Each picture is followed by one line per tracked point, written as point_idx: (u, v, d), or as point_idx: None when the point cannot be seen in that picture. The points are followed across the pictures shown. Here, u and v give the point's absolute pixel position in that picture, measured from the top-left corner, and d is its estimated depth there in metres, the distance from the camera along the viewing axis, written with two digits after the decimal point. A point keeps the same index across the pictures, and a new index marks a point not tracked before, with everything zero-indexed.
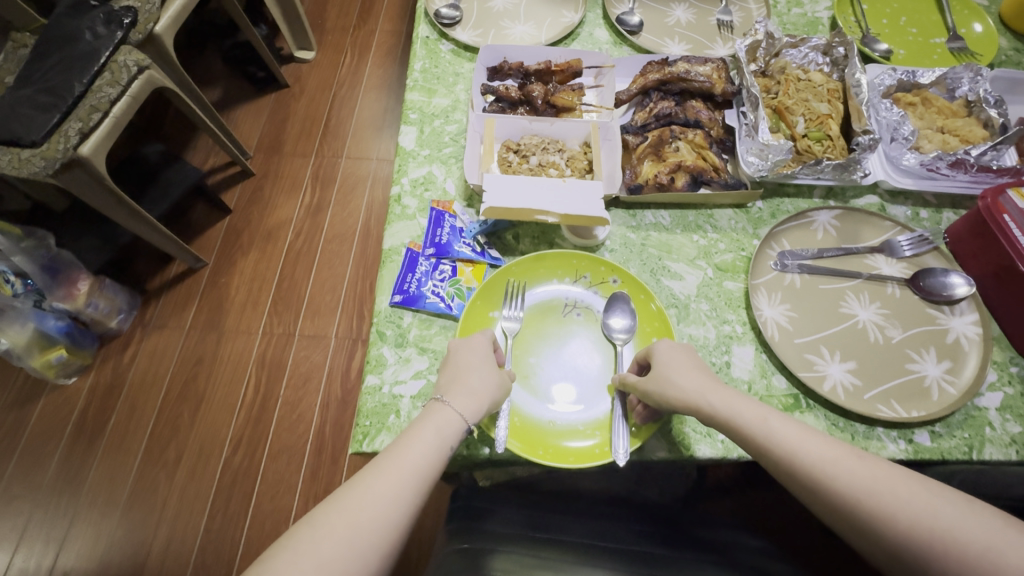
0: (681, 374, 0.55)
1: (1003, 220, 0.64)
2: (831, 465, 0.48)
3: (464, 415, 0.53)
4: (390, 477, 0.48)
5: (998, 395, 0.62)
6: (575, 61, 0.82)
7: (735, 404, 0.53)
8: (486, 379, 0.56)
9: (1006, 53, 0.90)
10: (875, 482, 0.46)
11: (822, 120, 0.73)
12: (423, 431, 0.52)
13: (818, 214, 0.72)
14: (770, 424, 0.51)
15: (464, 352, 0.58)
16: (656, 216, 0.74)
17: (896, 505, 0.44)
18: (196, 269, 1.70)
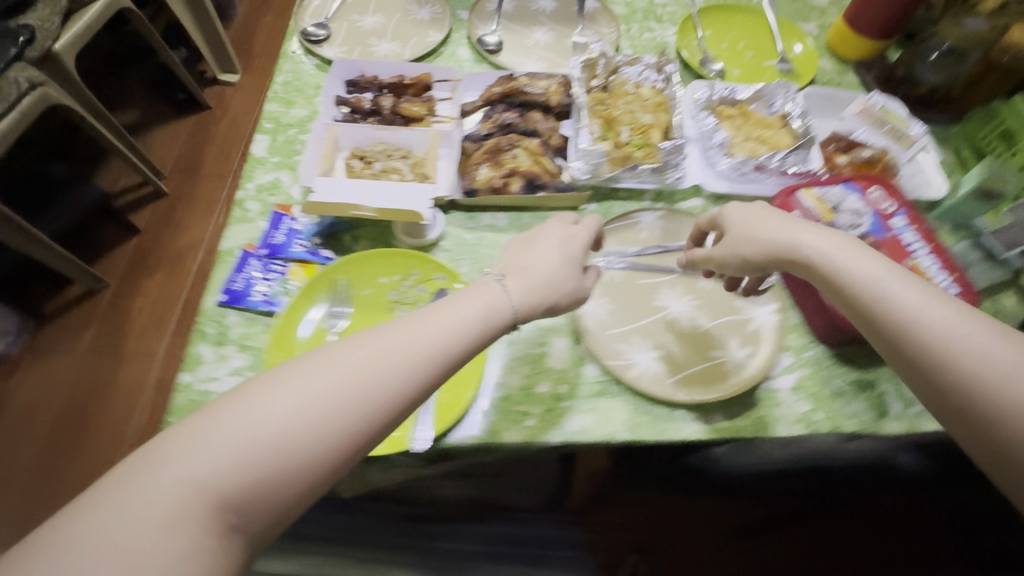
0: (801, 223, 0.59)
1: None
2: (917, 304, 0.49)
3: (514, 304, 0.54)
4: (394, 356, 0.46)
5: (791, 376, 0.67)
6: (426, 75, 0.86)
7: (841, 254, 0.55)
8: (551, 269, 0.57)
9: (829, 75, 1.00)
10: (948, 321, 0.47)
11: (644, 129, 0.79)
12: (466, 303, 0.52)
13: (642, 215, 0.77)
14: (870, 267, 0.53)
15: (528, 249, 0.59)
16: (492, 218, 0.77)
17: (950, 341, 0.46)
18: (97, 290, 1.64)
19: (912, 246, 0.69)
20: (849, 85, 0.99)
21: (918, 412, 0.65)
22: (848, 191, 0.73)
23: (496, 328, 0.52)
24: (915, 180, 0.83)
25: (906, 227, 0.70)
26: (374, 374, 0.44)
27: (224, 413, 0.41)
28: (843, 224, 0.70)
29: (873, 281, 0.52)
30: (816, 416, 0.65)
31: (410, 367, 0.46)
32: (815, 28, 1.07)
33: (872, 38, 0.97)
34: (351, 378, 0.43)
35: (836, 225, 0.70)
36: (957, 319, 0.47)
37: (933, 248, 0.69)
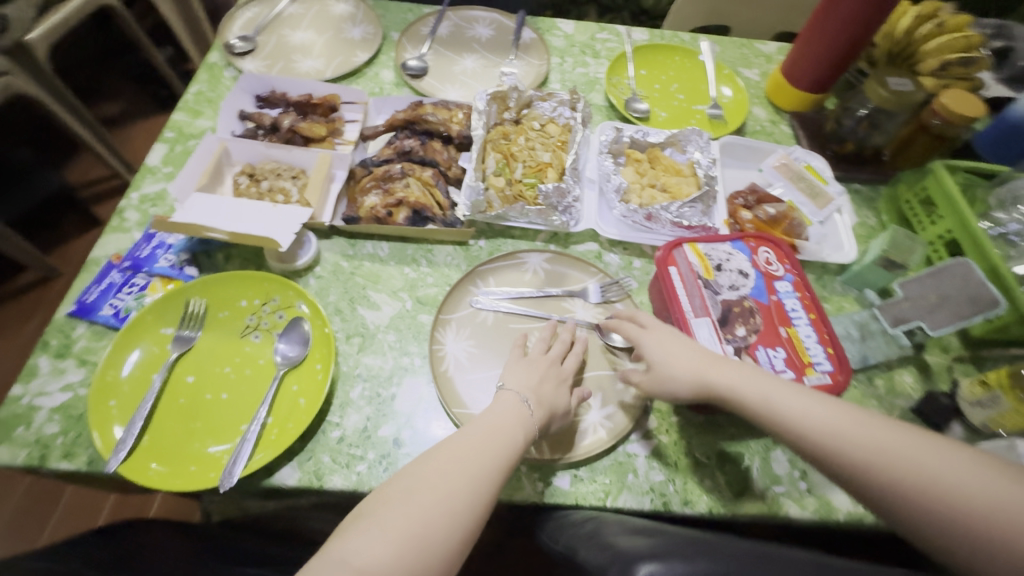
0: (694, 353, 0.58)
1: (670, 273, 0.67)
2: (840, 445, 0.48)
3: (537, 421, 0.56)
4: (462, 462, 0.49)
5: (651, 442, 0.63)
6: (335, 96, 0.85)
7: (748, 386, 0.54)
8: (556, 397, 0.60)
9: (761, 124, 0.97)
10: (872, 452, 0.46)
11: (541, 168, 0.78)
12: (502, 418, 0.55)
13: (529, 257, 0.75)
14: (792, 405, 0.52)
15: (523, 369, 0.62)
16: (375, 247, 0.76)
17: (897, 474, 0.45)
18: (51, 278, 1.58)
19: (794, 314, 0.65)
20: (781, 135, 0.96)
21: (779, 492, 0.61)
22: (737, 250, 0.70)
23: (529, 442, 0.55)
24: (825, 242, 0.80)
25: (792, 293, 0.67)
26: (451, 479, 0.48)
27: (356, 526, 0.44)
28: (724, 284, 0.67)
29: (804, 417, 0.50)
30: (669, 487, 0.61)
31: (486, 476, 0.49)
32: (756, 74, 1.04)
33: (805, 90, 0.95)
34: (471, 475, 0.48)
35: (717, 284, 0.67)
36: (902, 446, 0.46)
37: (815, 318, 0.65)
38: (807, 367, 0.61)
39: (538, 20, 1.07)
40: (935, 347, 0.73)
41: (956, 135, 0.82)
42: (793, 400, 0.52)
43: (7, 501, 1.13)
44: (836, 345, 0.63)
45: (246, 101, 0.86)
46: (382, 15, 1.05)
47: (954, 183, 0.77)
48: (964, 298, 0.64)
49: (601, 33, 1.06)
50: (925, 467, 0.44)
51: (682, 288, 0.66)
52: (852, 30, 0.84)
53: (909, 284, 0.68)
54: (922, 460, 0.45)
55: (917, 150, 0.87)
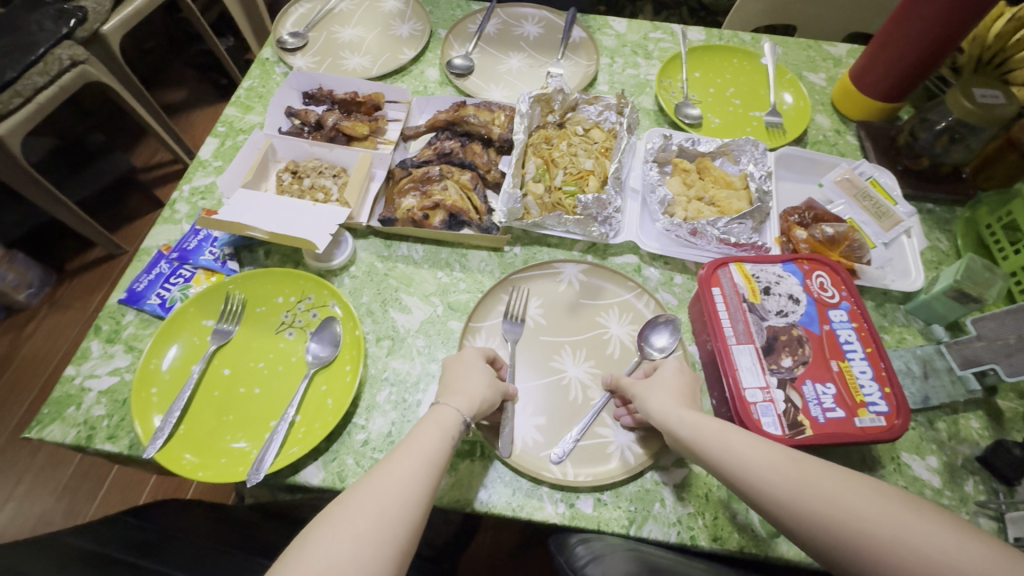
0: (661, 397, 0.55)
1: (713, 294, 0.63)
2: (772, 482, 0.44)
3: (461, 409, 0.53)
4: (387, 488, 0.45)
5: (681, 471, 0.60)
6: (378, 95, 0.86)
7: (693, 423, 0.51)
8: (475, 386, 0.56)
9: (824, 133, 0.90)
10: (803, 490, 0.43)
11: (582, 176, 0.75)
12: (425, 430, 0.51)
13: (564, 267, 0.73)
14: (732, 442, 0.48)
15: (454, 365, 0.59)
16: (410, 249, 0.76)
17: (831, 517, 0.41)
18: (117, 255, 1.63)
19: (848, 346, 0.61)
20: (846, 146, 0.89)
21: None
22: (788, 273, 0.65)
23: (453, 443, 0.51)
24: (888, 267, 0.74)
25: (846, 323, 0.62)
26: (375, 512, 0.43)
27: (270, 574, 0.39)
28: (771, 310, 0.63)
29: (738, 462, 0.46)
30: (698, 521, 0.58)
31: (412, 499, 0.45)
32: (822, 78, 0.97)
33: (878, 99, 0.87)
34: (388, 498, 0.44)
35: (764, 309, 0.62)
36: (839, 490, 0.42)
37: (870, 351, 0.60)
38: (859, 407, 0.57)
39: (589, 17, 1.04)
40: (1010, 390, 0.67)
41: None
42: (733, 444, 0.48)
43: (57, 480, 1.22)
44: (893, 384, 0.58)
45: (293, 97, 0.87)
46: (431, 11, 1.04)
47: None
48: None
49: (655, 33, 1.02)
50: (857, 508, 0.40)
51: (724, 311, 0.62)
52: (939, 31, 0.75)
53: (983, 322, 0.61)
54: (859, 501, 0.41)
55: (1002, 168, 0.79)
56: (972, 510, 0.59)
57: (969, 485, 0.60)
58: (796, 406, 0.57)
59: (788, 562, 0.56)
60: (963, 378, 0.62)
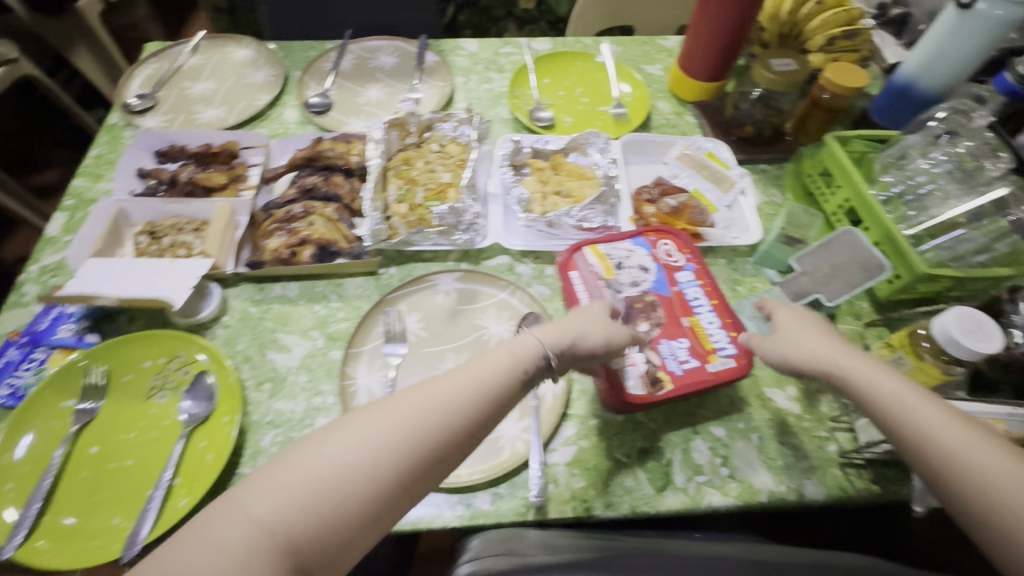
0: (813, 339, 0.54)
1: (572, 277, 0.67)
2: (907, 409, 0.46)
3: (542, 339, 0.54)
4: (421, 405, 0.45)
5: (571, 449, 0.63)
6: (233, 143, 0.85)
7: (850, 360, 0.51)
8: (583, 325, 0.57)
9: (666, 117, 0.99)
10: (924, 427, 0.45)
11: (442, 189, 0.79)
12: (495, 354, 0.51)
13: (439, 278, 0.75)
14: (875, 372, 0.50)
15: (574, 310, 0.60)
16: (284, 288, 0.75)
17: (937, 451, 0.44)
18: None
19: (696, 302, 0.66)
20: (687, 125, 0.98)
21: (701, 482, 0.61)
22: (636, 246, 0.71)
23: (525, 369, 0.52)
24: (731, 226, 0.81)
25: (692, 282, 0.68)
26: (394, 426, 0.43)
27: (288, 455, 0.41)
28: (625, 282, 0.68)
29: (879, 391, 0.48)
30: (591, 493, 0.60)
31: (444, 423, 0.45)
32: (659, 69, 1.06)
33: (707, 79, 0.96)
34: (402, 418, 0.43)
35: (618, 283, 0.67)
36: (951, 424, 0.45)
37: (714, 303, 0.66)
38: (710, 353, 0.62)
39: (441, 42, 1.09)
40: (848, 315, 0.75)
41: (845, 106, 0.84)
42: (895, 376, 0.50)
43: None
44: (737, 327, 0.64)
45: (144, 158, 0.85)
46: (286, 56, 1.05)
47: (844, 158, 0.79)
48: (853, 265, 0.64)
49: (504, 48, 1.08)
50: (960, 446, 0.43)
51: (584, 290, 0.66)
52: (736, 10, 0.84)
53: (803, 258, 0.68)
54: (956, 441, 0.43)
55: (815, 125, 0.89)
56: (829, 427, 0.65)
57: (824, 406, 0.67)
58: (655, 364, 0.62)
59: (677, 512, 0.60)
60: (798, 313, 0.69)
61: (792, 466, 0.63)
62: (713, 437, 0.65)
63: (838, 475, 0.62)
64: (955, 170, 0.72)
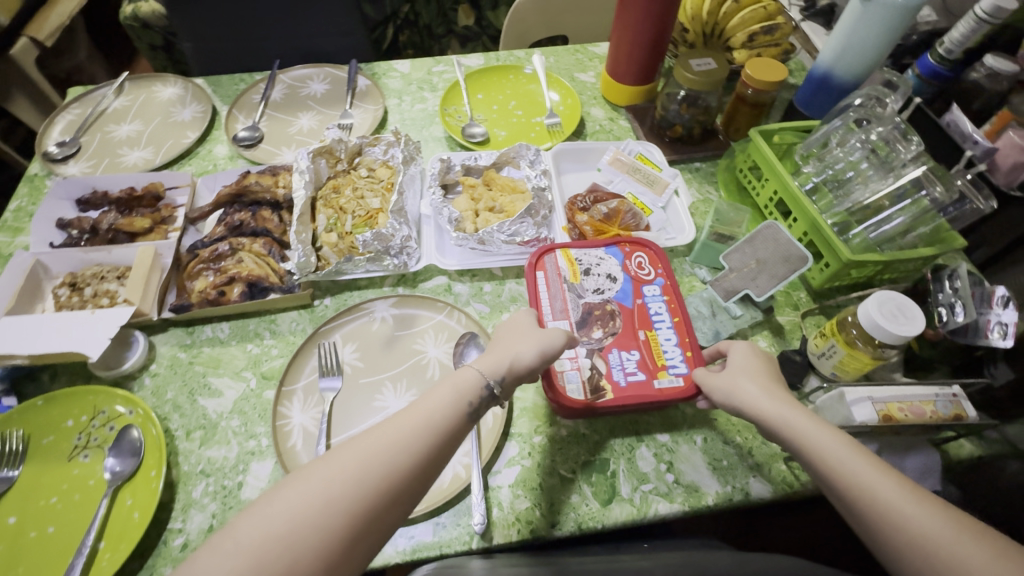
0: (755, 381, 0.53)
1: (538, 277, 0.69)
2: (846, 467, 0.45)
3: (482, 370, 0.53)
4: (366, 456, 0.44)
5: (514, 469, 0.62)
6: (156, 184, 0.83)
7: (780, 407, 0.51)
8: (520, 342, 0.56)
9: (600, 123, 0.99)
10: (863, 491, 0.44)
11: (371, 215, 0.78)
12: (439, 390, 0.51)
13: (375, 306, 0.73)
14: (818, 430, 0.48)
15: (507, 327, 0.59)
16: (214, 329, 0.73)
17: (878, 519, 0.43)
18: None
19: (657, 318, 0.66)
20: (621, 130, 0.99)
21: (647, 490, 0.61)
22: (609, 255, 0.71)
23: (470, 404, 0.51)
24: (666, 227, 0.81)
25: (658, 297, 0.68)
26: (342, 481, 0.43)
27: (240, 520, 0.41)
28: (589, 288, 0.68)
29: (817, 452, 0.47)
30: (536, 513, 0.59)
31: (387, 473, 0.44)
32: (591, 76, 1.07)
33: (635, 84, 0.98)
34: (347, 470, 0.43)
35: (583, 288, 0.68)
36: (890, 485, 0.43)
37: (676, 321, 0.66)
38: (660, 370, 0.62)
39: (373, 65, 1.08)
40: (786, 307, 0.75)
41: (768, 101, 0.85)
42: (833, 432, 0.48)
43: None
44: (693, 347, 0.63)
45: (65, 207, 0.83)
46: (214, 90, 1.03)
47: (769, 149, 0.80)
48: (777, 258, 0.65)
49: (437, 67, 1.08)
50: (903, 513, 0.42)
51: (547, 291, 0.68)
52: (653, 13, 0.85)
53: (731, 254, 0.69)
54: (896, 506, 0.42)
55: (743, 120, 0.91)
56: None
57: None
58: (600, 372, 0.62)
59: (623, 524, 0.59)
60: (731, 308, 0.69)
61: (737, 466, 0.62)
62: (656, 443, 0.64)
63: (783, 470, 0.62)
64: (871, 156, 0.73)
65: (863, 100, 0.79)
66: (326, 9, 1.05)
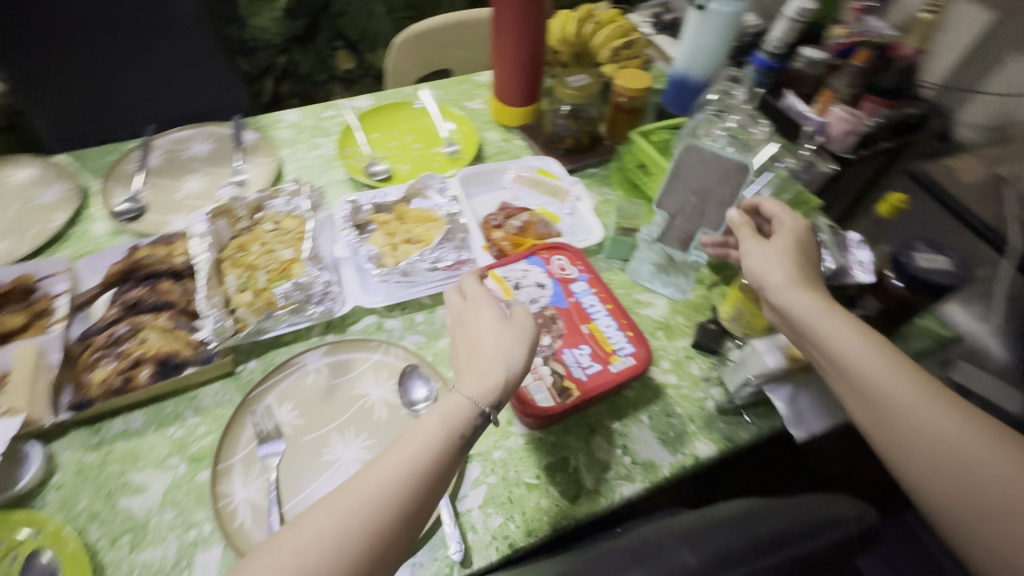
0: (780, 278, 0.62)
1: None
2: (893, 399, 0.54)
3: (473, 395, 0.53)
4: (364, 494, 0.46)
5: (481, 489, 0.62)
6: (26, 276, 0.74)
7: (842, 336, 0.58)
8: (505, 345, 0.57)
9: (497, 145, 1.04)
10: (908, 416, 0.53)
11: (285, 267, 0.76)
12: (427, 421, 0.52)
13: (307, 358, 0.71)
14: (877, 367, 0.56)
15: (474, 324, 0.60)
16: (126, 420, 0.66)
17: (923, 439, 0.52)
18: None
19: (593, 310, 0.71)
20: (517, 148, 1.04)
21: (610, 476, 0.63)
22: (531, 265, 0.75)
23: (462, 433, 0.52)
24: (575, 229, 0.87)
25: (587, 291, 0.73)
26: (343, 517, 0.45)
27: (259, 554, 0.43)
28: (524, 300, 0.71)
29: (878, 383, 0.55)
30: (511, 526, 0.59)
31: (383, 511, 0.46)
32: (479, 102, 1.12)
33: (522, 105, 1.04)
34: (344, 512, 0.45)
35: (518, 301, 0.71)
36: (932, 412, 0.53)
37: (608, 306, 0.71)
38: (611, 355, 0.67)
39: (258, 118, 1.05)
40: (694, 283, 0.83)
41: (640, 105, 0.95)
42: (892, 367, 0.56)
43: None
44: (631, 327, 0.69)
45: None
46: (80, 166, 0.95)
47: (651, 150, 0.89)
48: (715, 181, 0.72)
49: (326, 112, 1.08)
50: (942, 435, 0.52)
51: None
52: (530, 40, 0.93)
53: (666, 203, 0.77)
54: (939, 430, 0.52)
55: (624, 124, 1.00)
56: (704, 387, 0.72)
57: (695, 368, 0.73)
58: (561, 374, 0.65)
59: (595, 514, 0.61)
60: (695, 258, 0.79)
61: (683, 434, 0.67)
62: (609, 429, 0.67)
63: (722, 427, 0.68)
64: None
65: (716, 98, 0.91)
66: (197, 68, 1.02)
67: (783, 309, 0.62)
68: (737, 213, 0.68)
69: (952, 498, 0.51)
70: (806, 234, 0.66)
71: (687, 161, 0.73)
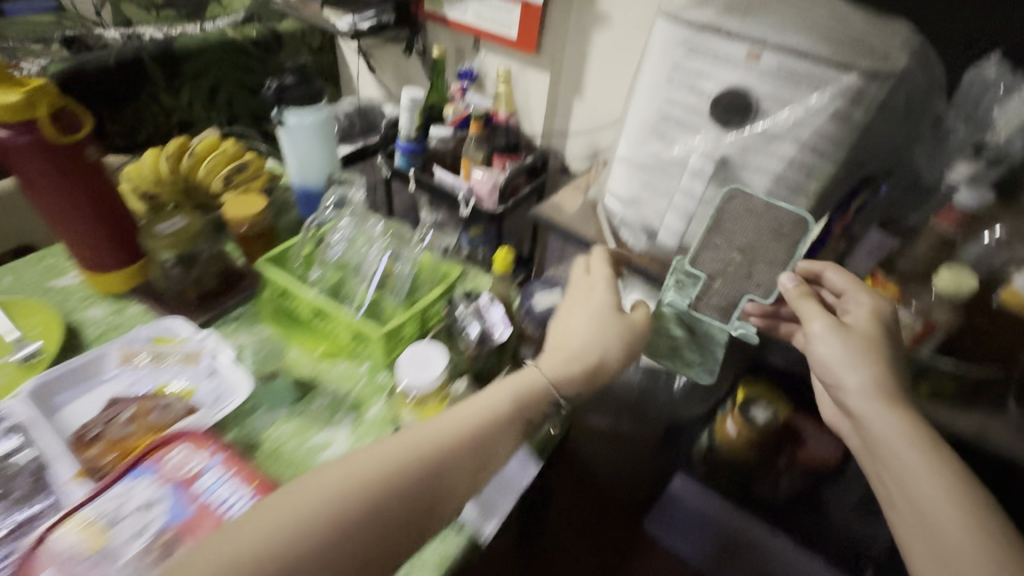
0: (858, 385, 0.67)
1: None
2: (912, 489, 0.62)
3: (520, 386, 0.69)
4: (336, 481, 0.53)
5: None
6: None
7: (885, 421, 0.65)
8: (492, 399, 0.66)
9: (103, 324, 0.85)
10: (930, 510, 0.60)
11: None
12: (484, 400, 0.66)
13: None
14: (904, 451, 0.63)
15: (487, 393, 0.68)
16: None
17: (921, 506, 0.60)
18: None
19: (229, 500, 0.61)
20: (133, 319, 0.86)
21: None
22: (134, 481, 0.61)
23: (416, 488, 0.56)
24: (215, 396, 0.74)
25: (219, 481, 0.62)
26: (310, 502, 0.52)
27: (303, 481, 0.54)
28: (128, 533, 0.57)
29: (892, 451, 0.64)
30: None
31: (303, 531, 0.50)
32: (72, 278, 0.91)
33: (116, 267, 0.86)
34: (301, 507, 0.51)
35: (119, 540, 0.57)
36: (943, 502, 0.60)
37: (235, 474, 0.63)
38: None
39: None
40: (375, 397, 0.77)
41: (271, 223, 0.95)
42: (933, 479, 0.61)
43: None
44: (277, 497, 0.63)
45: None
46: None
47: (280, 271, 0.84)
48: (764, 238, 0.76)
49: None
50: (941, 522, 0.59)
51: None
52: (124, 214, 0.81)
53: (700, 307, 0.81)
54: (944, 518, 0.59)
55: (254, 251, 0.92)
56: None
57: None
58: None
59: None
60: (693, 277, 0.81)
61: None
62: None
63: None
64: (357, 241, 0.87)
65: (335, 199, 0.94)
66: None
67: (860, 413, 0.67)
68: (792, 281, 0.73)
69: (927, 568, 0.59)
70: (878, 333, 0.69)
71: (732, 208, 0.75)
